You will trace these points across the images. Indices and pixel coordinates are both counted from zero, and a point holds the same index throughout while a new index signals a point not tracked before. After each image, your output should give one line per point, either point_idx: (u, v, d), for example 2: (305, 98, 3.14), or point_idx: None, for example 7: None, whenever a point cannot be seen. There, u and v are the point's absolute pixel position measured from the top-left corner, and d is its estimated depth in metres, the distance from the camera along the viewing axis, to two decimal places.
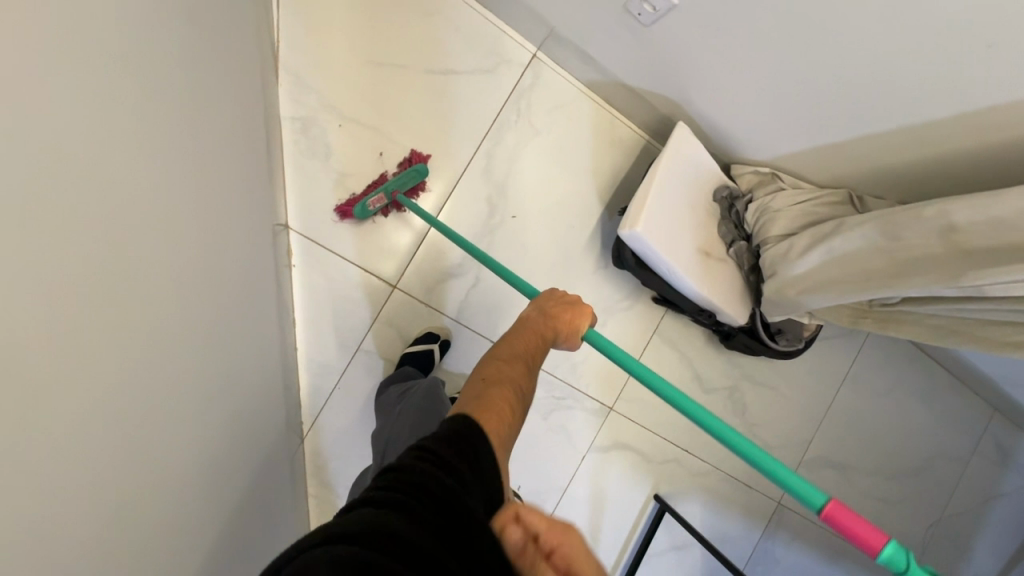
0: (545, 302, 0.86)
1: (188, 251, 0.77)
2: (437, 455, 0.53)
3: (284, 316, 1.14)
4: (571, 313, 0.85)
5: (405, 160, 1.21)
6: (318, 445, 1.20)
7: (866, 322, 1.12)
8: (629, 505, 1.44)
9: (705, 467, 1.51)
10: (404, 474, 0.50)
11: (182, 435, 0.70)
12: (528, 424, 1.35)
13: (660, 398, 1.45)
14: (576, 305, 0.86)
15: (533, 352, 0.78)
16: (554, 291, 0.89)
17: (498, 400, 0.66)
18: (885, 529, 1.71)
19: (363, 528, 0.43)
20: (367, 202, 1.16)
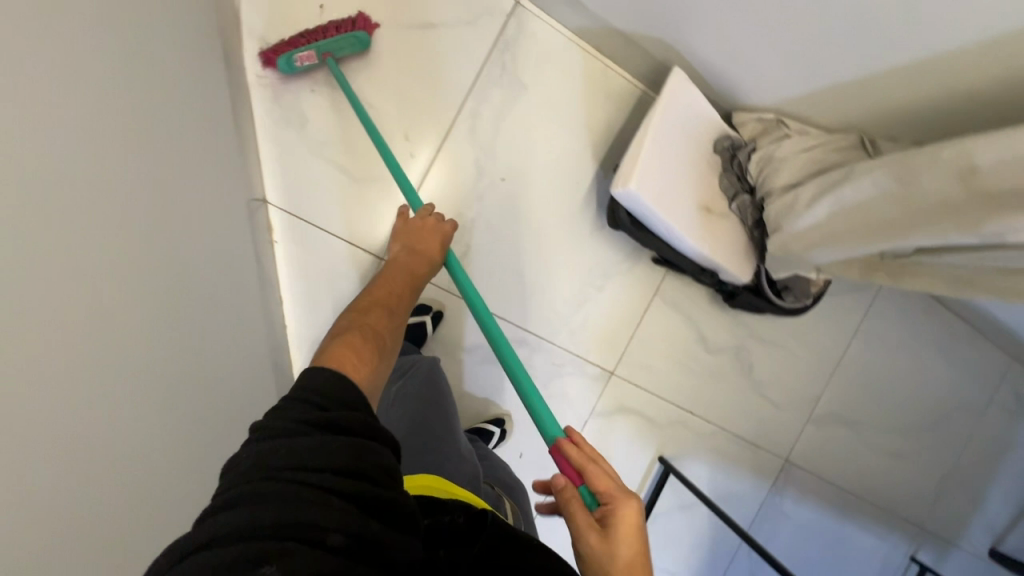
0: (404, 237, 0.99)
1: (165, 226, 0.73)
2: (312, 413, 0.55)
3: (269, 294, 1.10)
4: (423, 244, 0.97)
5: (348, 19, 1.09)
6: None
7: (877, 275, 1.08)
8: (633, 468, 1.43)
9: (711, 428, 1.48)
10: (264, 451, 0.51)
11: (179, 425, 0.68)
12: (527, 393, 1.34)
13: (663, 361, 1.41)
14: (430, 225, 0.99)
15: (396, 295, 0.84)
16: (407, 217, 1.01)
17: (370, 328, 0.73)
18: (896, 482, 1.68)
19: (232, 525, 0.46)
20: (293, 57, 1.05)
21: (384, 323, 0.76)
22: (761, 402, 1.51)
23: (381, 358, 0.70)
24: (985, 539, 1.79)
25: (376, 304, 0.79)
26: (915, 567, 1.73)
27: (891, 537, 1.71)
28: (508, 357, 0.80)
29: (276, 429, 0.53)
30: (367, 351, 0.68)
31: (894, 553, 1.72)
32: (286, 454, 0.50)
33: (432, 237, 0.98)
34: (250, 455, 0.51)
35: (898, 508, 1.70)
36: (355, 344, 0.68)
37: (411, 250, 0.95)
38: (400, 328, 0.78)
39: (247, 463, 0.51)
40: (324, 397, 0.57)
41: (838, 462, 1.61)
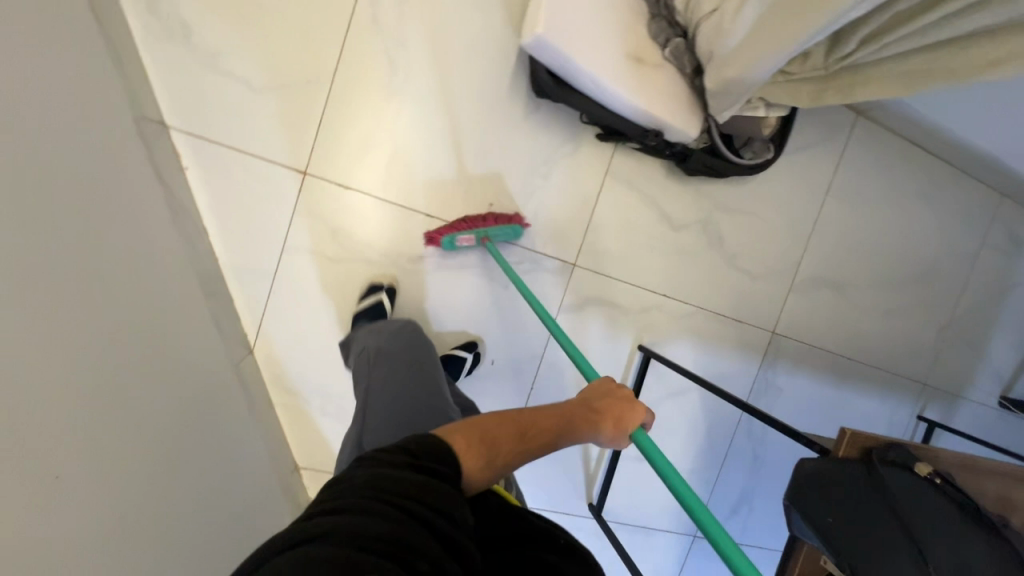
0: (593, 392, 0.79)
1: (34, 117, 0.67)
2: (409, 458, 0.55)
3: (190, 223, 1.04)
4: (619, 407, 0.77)
5: (507, 215, 1.20)
6: (273, 355, 1.16)
7: (827, 96, 0.98)
8: (614, 359, 1.39)
9: (689, 310, 1.43)
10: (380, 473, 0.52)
11: (52, 324, 0.62)
12: (489, 296, 1.28)
13: (627, 245, 1.35)
14: (632, 402, 0.78)
15: (547, 425, 0.68)
16: (609, 379, 0.83)
17: (497, 435, 0.62)
18: (892, 342, 1.64)
19: (336, 524, 0.45)
20: (457, 239, 1.18)
21: (512, 442, 0.63)
22: (738, 276, 1.45)
23: (496, 467, 0.60)
24: (991, 385, 1.76)
25: (519, 418, 0.66)
26: (923, 424, 1.70)
27: (893, 398, 1.67)
28: (677, 485, 0.64)
29: (397, 460, 0.54)
30: (485, 452, 0.60)
31: (899, 413, 1.69)
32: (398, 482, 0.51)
33: (628, 408, 0.77)
34: (365, 474, 0.52)
35: (898, 367, 1.66)
36: (469, 443, 0.60)
37: (593, 406, 0.75)
38: (541, 451, 0.66)
39: (361, 478, 0.51)
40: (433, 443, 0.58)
41: (828, 329, 1.56)
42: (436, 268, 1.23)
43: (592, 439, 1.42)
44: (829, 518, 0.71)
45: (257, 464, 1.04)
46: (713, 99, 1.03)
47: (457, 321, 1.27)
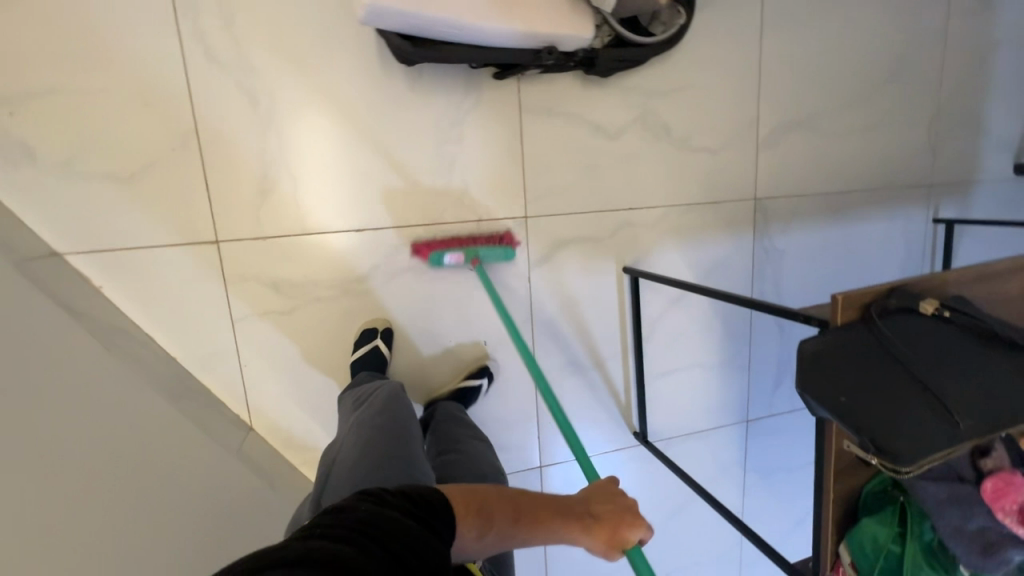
0: (596, 493, 0.79)
1: None
2: (403, 505, 0.58)
3: (130, 340, 1.00)
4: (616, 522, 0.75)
5: None
6: (273, 423, 1.15)
7: None
8: (604, 293, 1.34)
9: (660, 213, 1.34)
10: (401, 518, 0.55)
11: None
12: (456, 284, 1.22)
13: (572, 174, 1.26)
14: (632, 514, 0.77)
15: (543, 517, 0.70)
16: (617, 490, 0.80)
17: (486, 497, 0.66)
18: (883, 156, 1.52)
19: (335, 551, 0.47)
20: None
21: (468, 521, 0.63)
22: (699, 157, 1.35)
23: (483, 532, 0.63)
24: (1001, 157, 1.64)
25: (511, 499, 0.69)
26: (941, 225, 1.61)
27: (901, 213, 1.57)
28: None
29: (411, 509, 0.57)
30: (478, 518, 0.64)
31: (914, 224, 1.59)
32: (413, 530, 0.54)
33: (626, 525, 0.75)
34: (389, 513, 0.55)
35: (898, 179, 1.55)
36: (469, 512, 0.64)
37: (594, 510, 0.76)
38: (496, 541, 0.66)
39: (386, 513, 0.55)
40: (430, 497, 0.61)
41: (811, 172, 1.45)
42: (391, 278, 1.17)
43: (613, 374, 1.39)
44: (841, 397, 0.66)
45: None
46: None
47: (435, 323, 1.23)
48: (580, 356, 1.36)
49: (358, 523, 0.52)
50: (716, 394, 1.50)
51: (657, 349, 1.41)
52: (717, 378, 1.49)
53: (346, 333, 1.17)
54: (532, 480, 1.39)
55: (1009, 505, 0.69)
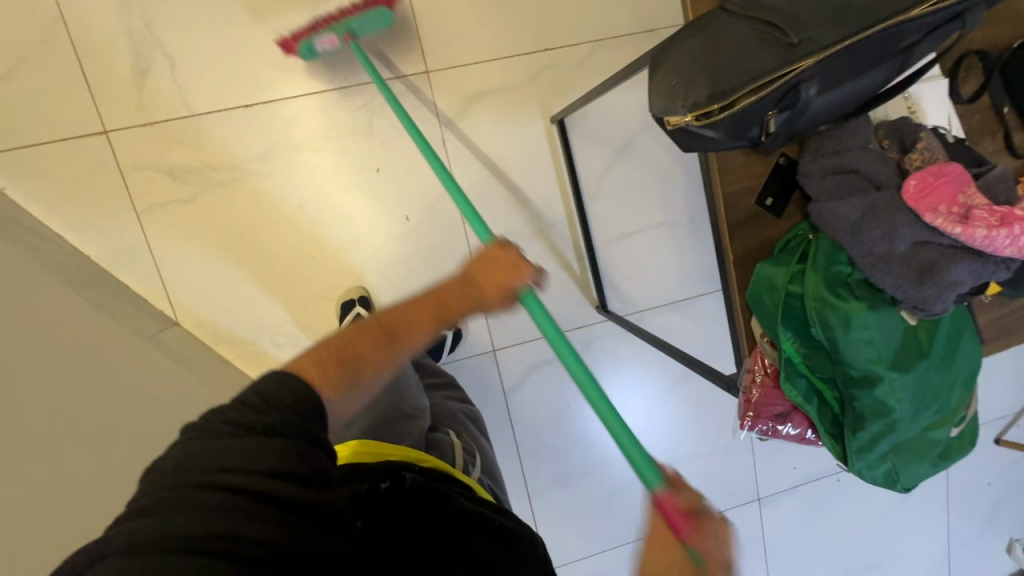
0: (464, 267, 0.69)
1: None
2: (245, 418, 0.49)
3: (29, 233, 1.01)
4: (491, 275, 0.67)
5: None
6: (199, 317, 1.15)
7: None
8: (534, 149, 1.22)
9: (584, 51, 1.19)
10: (247, 449, 0.46)
11: None
12: (362, 153, 1.15)
13: (470, 16, 1.14)
14: (501, 266, 0.67)
15: (425, 319, 0.64)
16: (500, 250, 0.68)
17: (349, 345, 0.59)
18: None
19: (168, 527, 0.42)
20: None
21: (324, 375, 0.56)
22: None
23: (358, 373, 0.58)
24: None
25: (384, 324, 0.62)
26: None
27: None
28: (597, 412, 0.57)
29: (252, 421, 0.49)
30: (342, 368, 0.57)
31: None
32: (265, 457, 0.46)
33: (496, 278, 0.67)
34: (226, 449, 0.46)
35: None
36: (324, 361, 0.57)
37: (473, 281, 0.68)
38: (370, 371, 0.59)
39: (225, 448, 0.46)
40: (273, 398, 0.51)
41: None
42: (293, 155, 1.12)
43: (560, 242, 1.26)
44: (674, 79, 0.54)
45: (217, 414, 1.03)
46: None
47: (347, 200, 1.16)
48: (516, 224, 1.24)
49: (189, 484, 0.44)
50: (690, 256, 1.32)
51: (607, 207, 1.26)
52: (688, 237, 1.31)
53: (256, 218, 1.13)
54: (488, 367, 1.29)
55: (943, 206, 0.53)
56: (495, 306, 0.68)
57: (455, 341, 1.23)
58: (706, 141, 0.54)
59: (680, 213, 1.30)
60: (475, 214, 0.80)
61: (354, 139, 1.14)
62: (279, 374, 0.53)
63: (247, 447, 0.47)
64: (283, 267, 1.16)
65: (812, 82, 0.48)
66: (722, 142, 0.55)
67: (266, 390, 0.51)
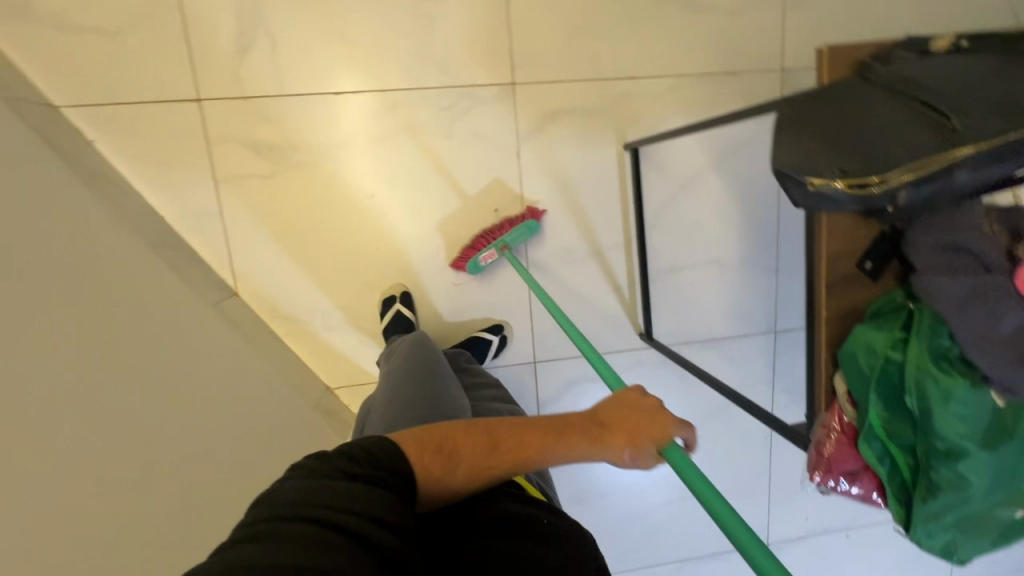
0: (614, 402, 0.65)
1: None
2: (349, 465, 0.54)
3: (113, 188, 1.03)
4: (639, 422, 0.62)
5: None
6: (257, 291, 1.17)
7: None
8: (603, 172, 1.24)
9: (665, 85, 1.22)
10: (344, 489, 0.50)
11: None
12: (438, 154, 1.17)
13: (562, 36, 1.16)
14: (653, 420, 0.62)
15: (525, 440, 0.61)
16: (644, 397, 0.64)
17: (449, 448, 0.59)
18: (957, 20, 1.26)
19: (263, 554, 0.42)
20: None
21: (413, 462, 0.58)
22: (711, 19, 1.20)
23: (459, 482, 0.59)
24: None
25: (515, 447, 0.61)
26: None
27: None
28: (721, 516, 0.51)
29: (353, 471, 0.53)
30: (443, 469, 0.58)
31: None
32: (359, 500, 0.50)
33: (644, 428, 0.62)
34: (333, 487, 0.50)
35: None
36: (422, 450, 0.59)
37: (616, 425, 0.63)
38: (451, 481, 0.59)
39: (328, 488, 0.50)
40: (373, 456, 0.56)
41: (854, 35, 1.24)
42: (372, 147, 1.15)
43: (614, 265, 1.28)
44: (812, 143, 0.56)
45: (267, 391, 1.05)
46: None
47: (417, 197, 1.18)
48: (575, 243, 1.26)
49: (289, 516, 0.47)
50: (738, 297, 1.34)
51: (666, 239, 1.28)
52: (738, 277, 1.33)
53: (327, 203, 1.15)
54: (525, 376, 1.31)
55: None
56: (631, 463, 0.61)
57: (501, 346, 1.25)
58: (837, 204, 0.55)
59: (734, 254, 1.32)
60: (602, 361, 0.82)
61: (433, 139, 1.16)
62: (385, 441, 0.58)
63: (351, 487, 0.51)
64: (346, 253, 1.18)
65: (966, 168, 0.50)
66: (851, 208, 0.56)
67: (372, 452, 0.56)
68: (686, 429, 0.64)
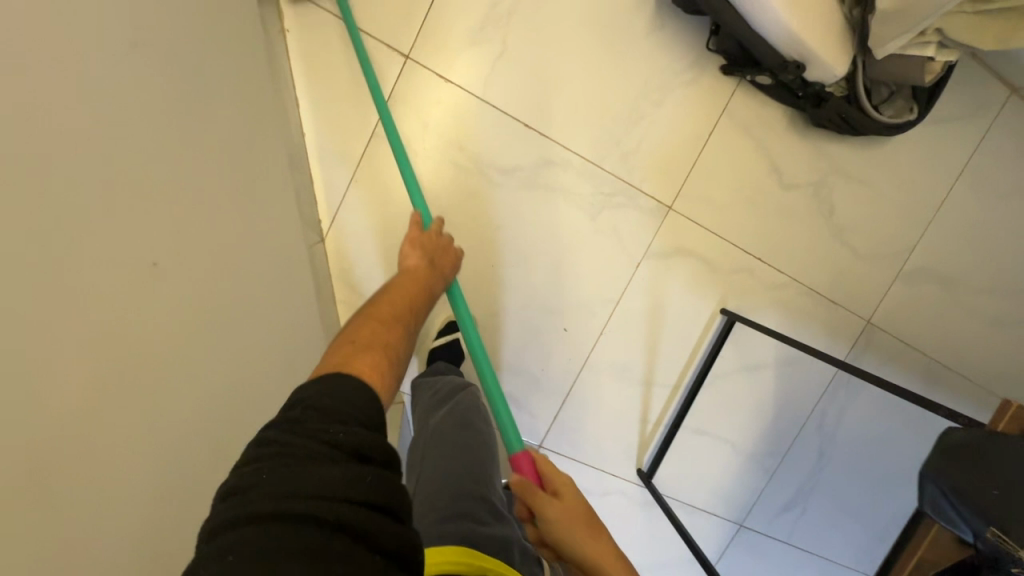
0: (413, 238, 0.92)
1: None
2: (340, 403, 0.53)
3: (282, 88, 0.99)
4: (443, 251, 0.93)
5: None
6: (342, 248, 1.12)
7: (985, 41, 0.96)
8: (692, 321, 1.28)
9: (780, 282, 1.30)
10: (336, 431, 0.50)
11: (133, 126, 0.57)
12: (573, 226, 1.18)
13: (730, 194, 1.22)
14: (446, 247, 0.93)
15: (415, 303, 0.80)
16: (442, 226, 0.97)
17: (383, 351, 0.66)
18: (1013, 364, 1.42)
19: (267, 503, 0.43)
20: None
21: (373, 374, 0.62)
22: (841, 251, 1.31)
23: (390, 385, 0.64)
24: None
25: (387, 318, 0.73)
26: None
27: None
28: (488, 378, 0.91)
29: (345, 411, 0.53)
30: (383, 370, 0.64)
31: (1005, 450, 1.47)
32: (365, 444, 0.50)
33: (444, 251, 0.93)
34: (328, 433, 0.50)
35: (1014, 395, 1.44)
36: (368, 369, 0.62)
37: (433, 260, 0.91)
38: (402, 364, 0.69)
39: (333, 430, 0.50)
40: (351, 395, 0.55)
41: (934, 327, 1.38)
42: (522, 187, 1.14)
43: (653, 401, 1.31)
44: (992, 490, 0.61)
45: (310, 353, 0.99)
46: (851, 97, 1.09)
47: (533, 250, 1.18)
48: (634, 365, 1.28)
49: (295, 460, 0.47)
50: (730, 481, 1.41)
51: (705, 401, 1.34)
52: (739, 465, 1.40)
53: (453, 209, 1.13)
54: None
55: None
56: (451, 274, 0.92)
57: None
58: (968, 522, 0.62)
59: (750, 444, 1.39)
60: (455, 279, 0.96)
61: (577, 212, 1.17)
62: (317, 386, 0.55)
63: (332, 457, 0.48)
64: None
65: None
66: (964, 531, 0.64)
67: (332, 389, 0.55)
68: (459, 252, 0.97)
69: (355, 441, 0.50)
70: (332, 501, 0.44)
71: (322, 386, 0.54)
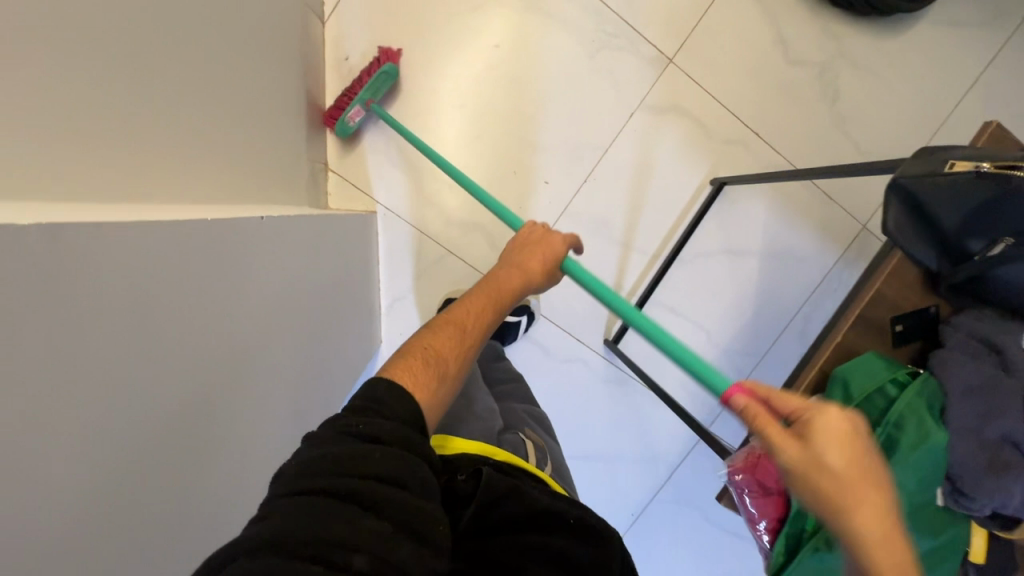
0: (512, 249, 0.74)
1: None
2: (357, 420, 0.47)
3: None
4: (538, 249, 0.72)
5: None
6: (341, 38, 1.14)
7: None
8: (680, 186, 1.25)
9: (777, 162, 1.26)
10: (346, 453, 0.44)
11: None
12: (570, 60, 1.18)
13: (733, 59, 1.22)
14: (546, 237, 0.74)
15: (481, 313, 0.63)
16: (534, 228, 0.76)
17: (436, 355, 0.57)
18: None
19: (274, 530, 0.39)
20: None
21: (409, 375, 0.53)
22: (843, 143, 1.26)
23: (440, 389, 0.55)
24: None
25: (452, 325, 0.61)
26: None
27: None
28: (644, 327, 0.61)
29: (361, 430, 0.46)
30: (432, 371, 0.55)
31: None
32: (373, 464, 0.43)
33: (541, 246, 0.73)
34: (335, 452, 0.43)
35: None
36: (414, 365, 0.55)
37: (518, 261, 0.71)
38: (452, 377, 0.57)
39: (337, 454, 0.43)
40: (386, 414, 0.48)
41: None
42: (526, 12, 1.17)
43: (630, 267, 1.26)
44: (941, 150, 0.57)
45: (291, 101, 0.98)
46: None
47: (528, 78, 1.18)
48: (614, 223, 1.25)
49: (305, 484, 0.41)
50: None
51: (683, 278, 1.29)
52: (712, 359, 1.33)
53: (455, 20, 1.16)
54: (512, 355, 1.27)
55: None
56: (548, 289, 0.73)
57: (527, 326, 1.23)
58: (947, 203, 0.58)
59: (727, 338, 1.32)
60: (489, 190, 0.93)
61: (576, 46, 1.18)
62: (374, 380, 0.51)
63: (352, 454, 0.44)
64: (436, 70, 1.16)
65: None
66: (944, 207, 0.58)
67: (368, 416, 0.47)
68: (571, 240, 0.76)
69: (357, 455, 0.44)
70: (334, 530, 0.39)
71: (352, 412, 0.47)
